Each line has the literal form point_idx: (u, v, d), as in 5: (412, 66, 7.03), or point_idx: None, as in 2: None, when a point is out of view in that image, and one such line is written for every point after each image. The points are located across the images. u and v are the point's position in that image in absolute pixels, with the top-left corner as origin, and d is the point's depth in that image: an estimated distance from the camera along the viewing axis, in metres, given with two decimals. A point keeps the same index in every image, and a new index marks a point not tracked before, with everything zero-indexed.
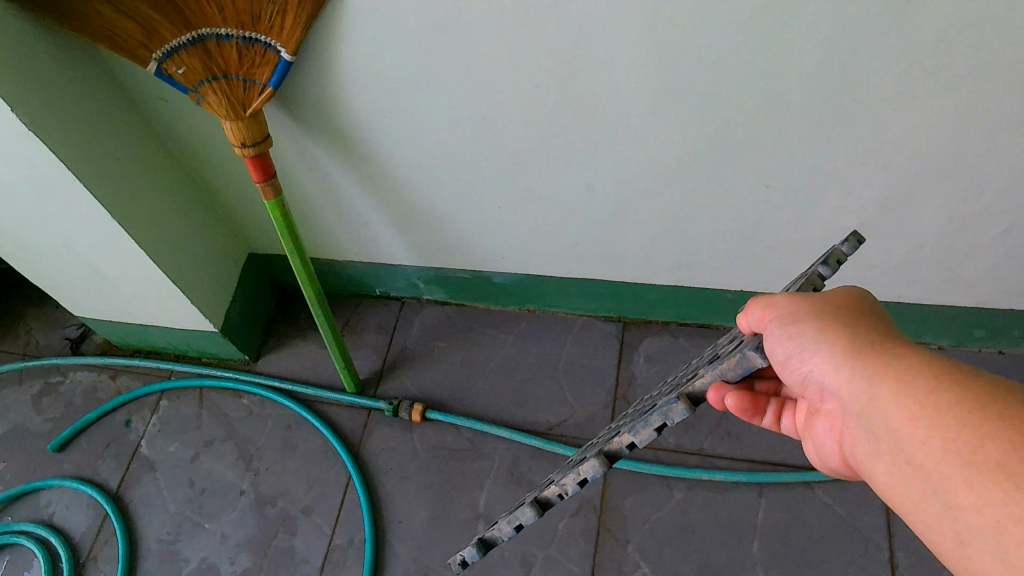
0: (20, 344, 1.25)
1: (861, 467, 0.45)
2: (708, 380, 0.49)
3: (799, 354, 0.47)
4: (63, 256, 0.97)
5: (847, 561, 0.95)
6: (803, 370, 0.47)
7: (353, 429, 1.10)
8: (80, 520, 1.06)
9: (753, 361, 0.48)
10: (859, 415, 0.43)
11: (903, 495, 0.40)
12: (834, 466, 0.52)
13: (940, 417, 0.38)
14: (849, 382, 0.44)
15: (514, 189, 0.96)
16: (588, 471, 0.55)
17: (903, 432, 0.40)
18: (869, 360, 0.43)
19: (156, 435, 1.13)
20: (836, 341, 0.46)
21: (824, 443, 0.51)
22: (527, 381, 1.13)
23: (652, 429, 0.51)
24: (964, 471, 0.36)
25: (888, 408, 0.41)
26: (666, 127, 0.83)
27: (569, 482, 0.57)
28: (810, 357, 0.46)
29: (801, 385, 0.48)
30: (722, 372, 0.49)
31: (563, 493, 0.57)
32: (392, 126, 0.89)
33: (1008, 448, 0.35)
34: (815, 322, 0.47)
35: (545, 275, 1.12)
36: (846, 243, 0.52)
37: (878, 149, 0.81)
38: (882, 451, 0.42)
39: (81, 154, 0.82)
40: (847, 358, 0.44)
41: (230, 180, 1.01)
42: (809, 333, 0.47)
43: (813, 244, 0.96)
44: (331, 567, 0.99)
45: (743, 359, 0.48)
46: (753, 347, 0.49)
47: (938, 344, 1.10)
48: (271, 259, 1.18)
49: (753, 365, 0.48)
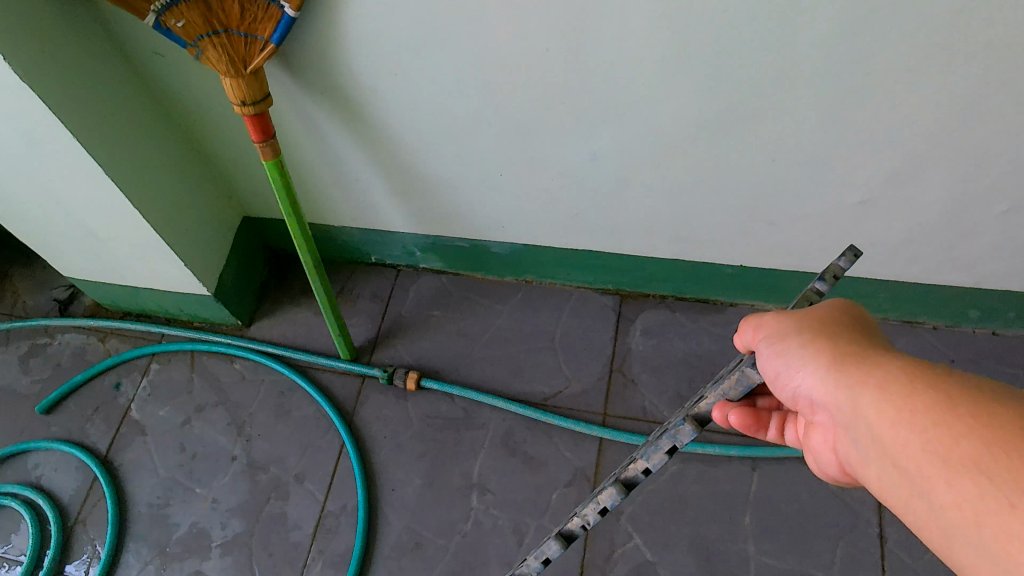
0: (7, 304, 1.22)
1: (857, 474, 0.45)
2: (711, 401, 0.52)
3: (787, 369, 0.48)
4: (53, 213, 0.94)
5: (836, 535, 0.96)
6: (792, 384, 0.48)
7: (346, 396, 1.09)
8: (69, 483, 1.05)
9: (752, 378, 0.51)
10: (845, 424, 0.43)
11: (894, 499, 0.40)
12: (832, 474, 0.51)
13: (916, 419, 0.38)
14: (832, 393, 0.44)
15: (516, 157, 0.95)
16: (607, 500, 0.58)
17: (886, 437, 0.40)
18: (850, 368, 0.43)
19: (147, 399, 1.11)
20: (820, 353, 0.46)
21: (821, 453, 0.51)
22: (524, 353, 1.12)
23: (664, 452, 0.54)
24: (943, 470, 0.36)
25: (871, 415, 0.41)
26: (675, 95, 0.81)
27: (591, 513, 0.60)
28: (797, 371, 0.47)
29: (793, 400, 0.49)
30: (724, 391, 0.52)
31: (585, 524, 0.61)
32: (395, 88, 0.87)
33: (983, 443, 0.35)
34: (800, 336, 0.48)
35: (544, 246, 1.11)
36: (843, 259, 0.53)
37: (885, 128, 0.81)
38: (871, 459, 0.41)
39: (74, 106, 0.80)
40: (829, 368, 0.45)
41: (226, 140, 0.99)
42: (795, 348, 0.48)
43: (815, 220, 0.96)
44: (323, 533, 0.98)
45: (742, 377, 0.51)
46: (750, 362, 0.52)
47: (932, 325, 1.11)
48: (266, 224, 1.16)
49: (752, 381, 0.51)
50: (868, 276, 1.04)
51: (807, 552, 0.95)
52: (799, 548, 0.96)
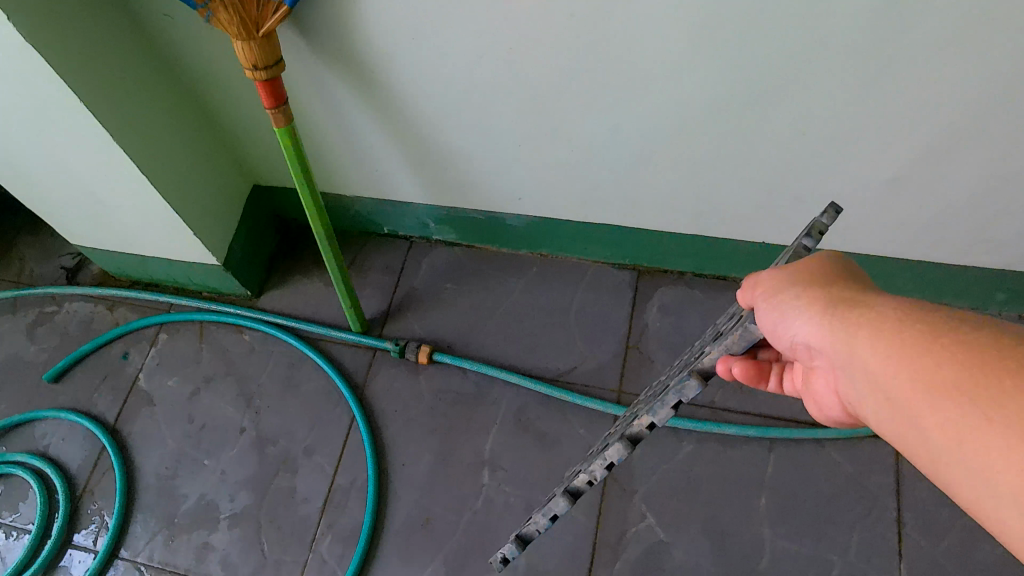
0: (14, 271, 1.21)
1: (863, 421, 0.43)
2: (716, 352, 0.46)
3: (783, 321, 0.45)
4: (60, 179, 0.92)
5: (853, 519, 0.94)
6: (789, 336, 0.45)
7: (356, 369, 1.07)
8: (76, 452, 1.04)
9: (754, 336, 0.46)
10: (846, 372, 0.41)
11: (904, 447, 0.38)
12: (836, 416, 0.49)
13: (922, 363, 0.36)
14: (832, 342, 0.42)
15: (534, 128, 0.92)
16: (613, 456, 0.51)
17: (890, 384, 0.38)
18: (849, 316, 0.42)
19: (155, 369, 1.10)
20: (816, 303, 0.44)
21: (824, 401, 0.49)
22: (538, 328, 1.10)
23: (669, 408, 0.47)
24: (954, 412, 0.34)
25: (871, 360, 0.39)
26: (702, 66, 0.78)
27: (597, 469, 0.54)
28: (794, 322, 0.45)
29: (790, 351, 0.47)
30: (727, 346, 0.46)
31: (590, 480, 0.54)
32: (412, 54, 0.84)
33: (994, 384, 0.33)
34: (796, 288, 0.46)
35: (561, 219, 1.08)
36: (825, 215, 0.49)
37: (920, 103, 0.78)
38: (875, 405, 0.40)
39: (80, 68, 0.77)
40: (827, 317, 0.43)
41: (236, 106, 0.97)
42: (791, 300, 0.45)
43: (842, 197, 0.93)
44: (332, 508, 0.97)
45: (742, 334, 0.46)
46: (751, 320, 0.47)
47: (956, 306, 1.08)
48: (277, 193, 1.14)
49: (753, 338, 0.46)
50: (894, 256, 1.01)
51: (822, 537, 0.94)
52: (815, 532, 0.94)
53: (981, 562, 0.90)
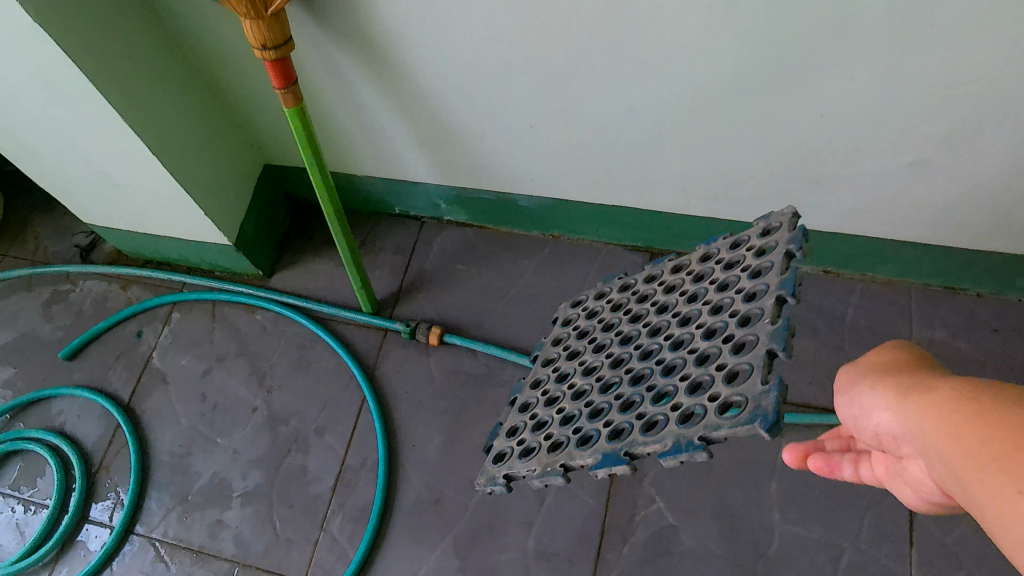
0: (29, 250, 1.22)
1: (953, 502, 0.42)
2: (725, 434, 0.46)
3: (864, 410, 0.46)
4: (71, 160, 0.92)
5: (865, 505, 0.94)
6: (870, 423, 0.46)
7: (367, 350, 1.08)
8: (92, 430, 1.06)
9: (769, 405, 0.45)
10: (920, 451, 0.42)
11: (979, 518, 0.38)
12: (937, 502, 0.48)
13: (976, 439, 0.37)
14: (904, 424, 0.43)
15: (548, 108, 0.90)
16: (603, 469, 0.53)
17: (953, 462, 0.39)
18: (915, 395, 0.43)
19: (168, 348, 1.11)
20: (889, 387, 0.45)
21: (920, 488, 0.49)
22: (549, 310, 1.10)
23: (679, 460, 0.48)
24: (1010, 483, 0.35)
25: (934, 437, 0.40)
26: (721, 45, 0.76)
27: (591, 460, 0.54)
28: (874, 409, 0.46)
29: (876, 438, 0.47)
30: (737, 428, 0.46)
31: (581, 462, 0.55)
32: (422, 33, 0.83)
33: None
34: (872, 377, 0.47)
35: (574, 201, 1.07)
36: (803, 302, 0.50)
37: (945, 85, 0.75)
38: (948, 482, 0.40)
39: (88, 49, 0.77)
40: (900, 399, 0.44)
41: (247, 85, 0.96)
42: (868, 388, 0.46)
43: (861, 181, 0.91)
44: (343, 487, 0.99)
45: (763, 411, 0.45)
46: (775, 395, 0.45)
47: (976, 292, 1.05)
48: (288, 172, 1.13)
49: (768, 408, 0.45)
50: (913, 241, 0.99)
51: (833, 522, 0.93)
52: (825, 518, 0.94)
53: (993, 550, 0.90)
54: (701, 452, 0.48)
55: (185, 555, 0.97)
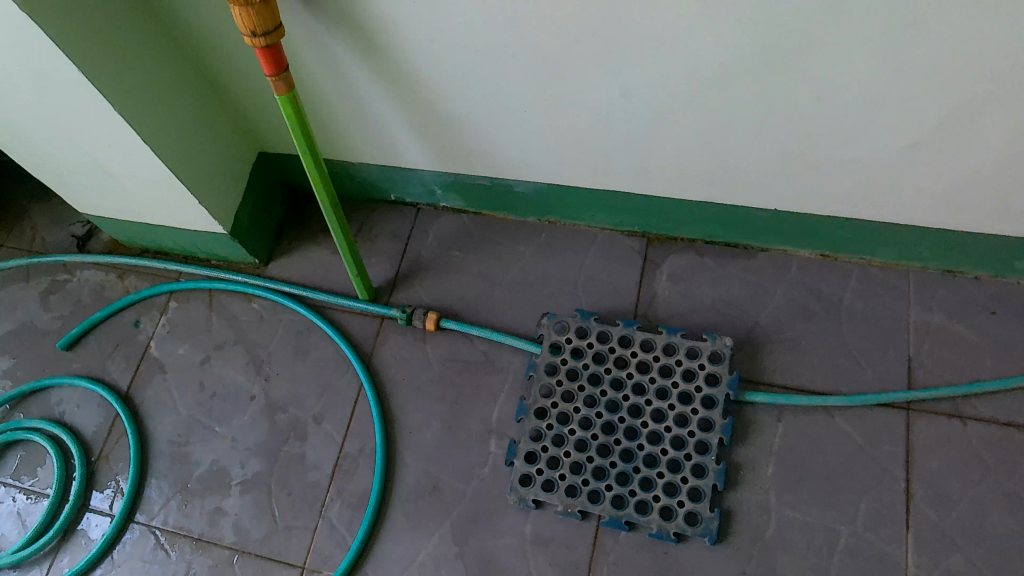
0: (26, 240, 1.22)
1: None
2: (695, 532, 0.92)
3: None
4: (65, 150, 0.92)
5: (861, 489, 0.94)
6: None
7: (364, 337, 1.08)
8: (91, 419, 1.06)
9: (713, 527, 0.92)
10: None
11: None
12: None
13: None
14: None
15: (543, 93, 0.90)
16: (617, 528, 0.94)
17: None
18: None
19: (166, 337, 1.11)
20: None
21: None
22: (546, 297, 1.10)
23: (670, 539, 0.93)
24: None
25: None
26: (716, 27, 0.75)
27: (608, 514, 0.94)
28: None
29: None
30: (700, 527, 0.92)
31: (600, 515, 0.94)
32: (413, 18, 0.82)
33: None
34: None
35: (570, 186, 1.06)
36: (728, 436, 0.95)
37: (943, 66, 0.74)
38: None
39: (78, 38, 0.76)
40: None
41: (239, 72, 0.96)
42: None
43: (858, 165, 0.90)
44: (341, 474, 0.99)
45: (710, 528, 0.92)
46: (713, 521, 0.92)
47: (975, 275, 1.04)
48: (283, 159, 1.13)
49: (712, 529, 0.92)
50: (911, 224, 0.98)
51: (829, 506, 0.93)
52: (822, 502, 0.94)
53: (991, 533, 0.90)
54: (716, 515, 0.93)
55: (186, 543, 0.98)
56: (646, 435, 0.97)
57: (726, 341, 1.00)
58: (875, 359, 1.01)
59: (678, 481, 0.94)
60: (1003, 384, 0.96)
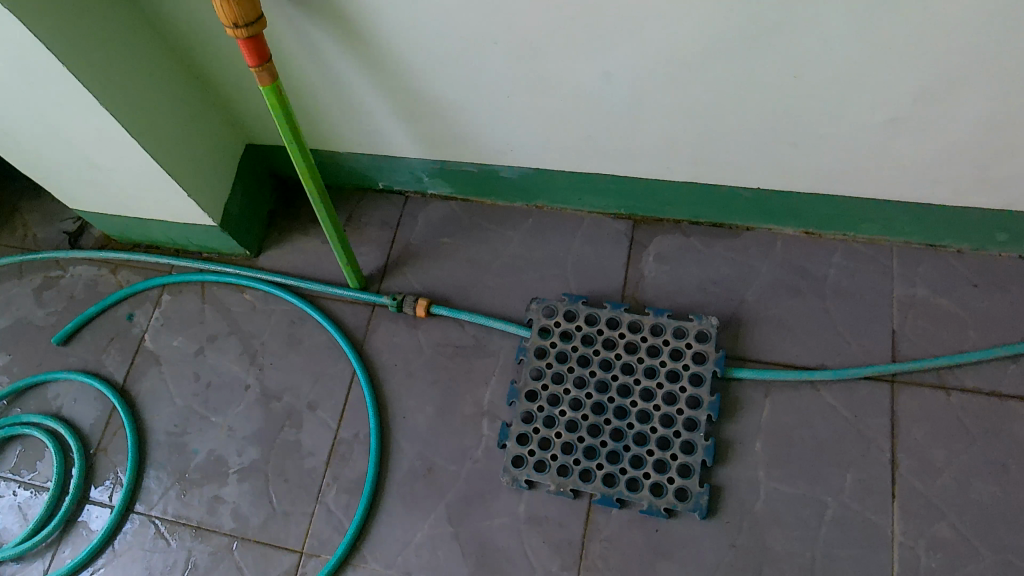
0: (18, 237, 1.23)
1: None
2: (685, 506, 0.93)
3: None
4: (53, 146, 0.93)
5: (848, 461, 0.95)
6: None
7: (356, 324, 1.09)
8: (89, 412, 1.08)
9: (703, 501, 0.93)
10: None
11: None
12: None
13: None
14: None
15: (526, 78, 0.91)
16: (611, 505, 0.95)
17: None
18: None
19: (160, 329, 1.12)
20: None
21: None
22: (534, 280, 1.11)
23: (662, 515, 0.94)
24: None
25: None
26: (693, 9, 0.76)
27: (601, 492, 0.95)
28: None
29: None
30: (690, 500, 0.94)
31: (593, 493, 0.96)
32: (393, 7, 0.83)
33: None
34: None
35: (555, 170, 1.07)
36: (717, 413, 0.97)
37: (917, 41, 0.75)
38: None
39: (62, 34, 0.77)
40: None
41: (224, 65, 0.96)
42: None
43: (838, 142, 0.92)
44: (337, 460, 1.01)
45: (701, 502, 0.93)
46: (704, 495, 0.94)
47: (957, 248, 1.05)
48: (271, 151, 1.14)
49: (702, 503, 0.94)
50: (892, 199, 1.00)
51: (817, 478, 0.95)
52: (810, 474, 0.95)
53: (975, 501, 0.92)
54: (705, 490, 0.94)
55: (185, 531, 0.99)
56: (635, 414, 0.98)
57: (712, 321, 1.02)
58: (860, 334, 1.02)
59: (667, 458, 0.96)
60: (985, 354, 0.97)
